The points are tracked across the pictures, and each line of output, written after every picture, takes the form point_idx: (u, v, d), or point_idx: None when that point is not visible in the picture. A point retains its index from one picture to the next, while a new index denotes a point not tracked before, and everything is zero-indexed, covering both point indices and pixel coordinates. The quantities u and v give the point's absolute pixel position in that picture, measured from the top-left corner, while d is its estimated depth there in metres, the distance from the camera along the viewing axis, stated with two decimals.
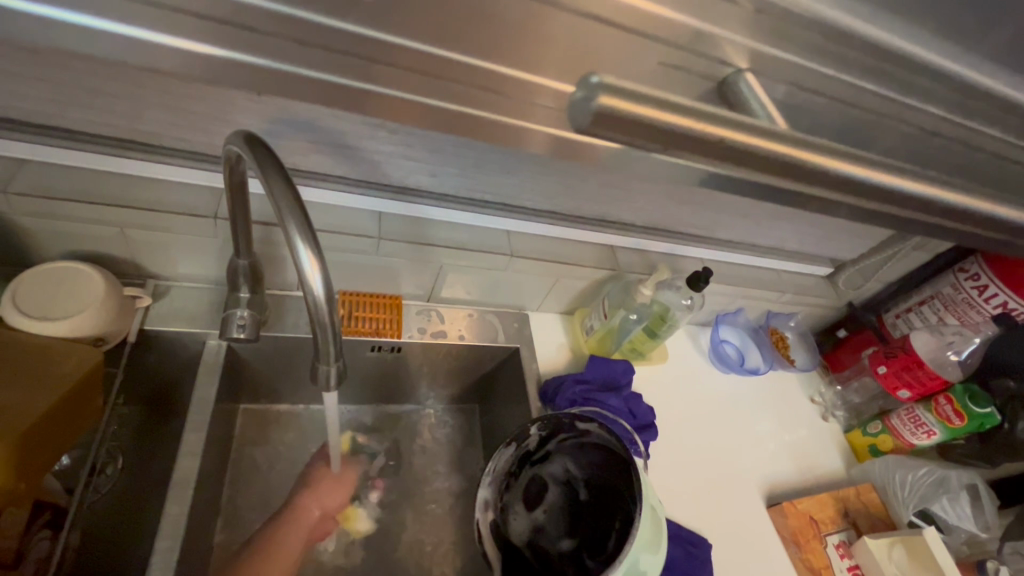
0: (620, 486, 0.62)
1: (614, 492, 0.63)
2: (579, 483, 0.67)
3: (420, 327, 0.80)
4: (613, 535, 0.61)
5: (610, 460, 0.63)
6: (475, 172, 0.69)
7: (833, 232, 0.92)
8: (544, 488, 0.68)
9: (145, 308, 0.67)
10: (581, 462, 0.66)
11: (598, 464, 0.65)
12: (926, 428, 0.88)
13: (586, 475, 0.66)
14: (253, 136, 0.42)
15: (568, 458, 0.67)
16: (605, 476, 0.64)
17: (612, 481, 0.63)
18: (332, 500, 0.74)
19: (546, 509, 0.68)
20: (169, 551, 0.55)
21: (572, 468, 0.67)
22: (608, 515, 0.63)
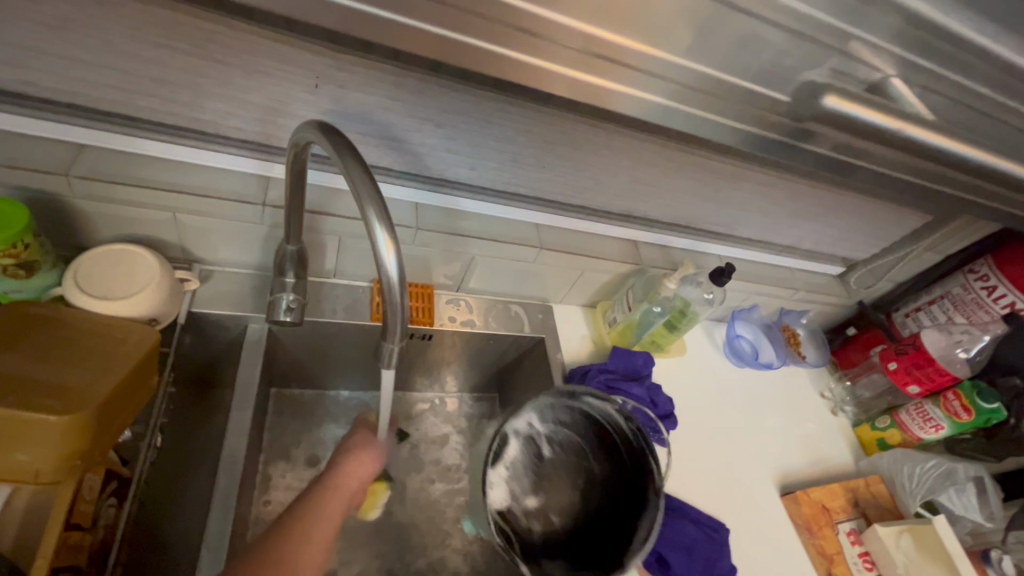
0: (588, 447, 0.71)
1: (579, 450, 0.71)
2: (540, 438, 0.71)
3: (451, 316, 0.83)
4: (581, 488, 0.70)
5: (591, 424, 0.71)
6: (512, 166, 0.71)
7: (848, 232, 0.95)
8: (505, 443, 0.70)
9: (192, 291, 0.69)
10: (547, 419, 0.71)
11: (566, 424, 0.71)
12: (934, 422, 0.91)
13: (549, 432, 0.71)
14: (331, 125, 0.45)
15: (536, 413, 0.70)
16: (574, 436, 0.71)
17: (576, 440, 0.72)
18: (367, 470, 0.69)
19: (507, 465, 0.70)
20: (222, 522, 0.57)
21: (535, 424, 0.71)
22: (570, 469, 0.71)
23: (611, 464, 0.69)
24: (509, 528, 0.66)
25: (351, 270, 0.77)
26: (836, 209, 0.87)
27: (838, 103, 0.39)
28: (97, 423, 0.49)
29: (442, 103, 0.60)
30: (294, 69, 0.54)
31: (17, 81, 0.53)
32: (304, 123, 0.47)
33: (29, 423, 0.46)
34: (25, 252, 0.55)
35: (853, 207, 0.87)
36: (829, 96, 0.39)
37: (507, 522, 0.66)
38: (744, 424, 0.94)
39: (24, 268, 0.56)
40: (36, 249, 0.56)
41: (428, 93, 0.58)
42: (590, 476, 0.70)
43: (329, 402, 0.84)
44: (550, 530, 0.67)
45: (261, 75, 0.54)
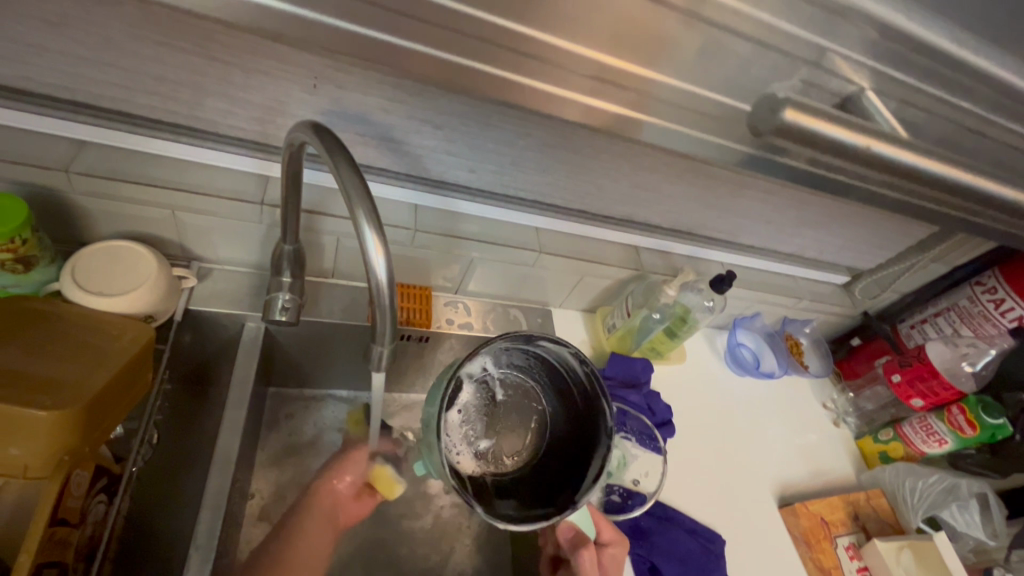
0: (541, 390, 0.67)
1: (531, 395, 0.68)
2: (492, 382, 0.68)
3: (448, 318, 0.82)
4: (534, 431, 0.66)
5: (546, 370, 0.66)
6: (512, 169, 0.71)
7: (853, 241, 0.93)
8: (459, 387, 0.65)
9: (190, 289, 0.69)
10: (501, 363, 0.67)
11: (522, 368, 0.67)
12: (938, 436, 0.90)
13: (503, 375, 0.68)
14: (323, 127, 0.45)
15: (491, 357, 0.66)
16: (527, 381, 0.68)
17: (529, 384, 0.68)
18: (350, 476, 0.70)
19: (460, 409, 0.66)
20: (211, 521, 0.57)
21: (489, 368, 0.67)
22: (523, 414, 0.67)
23: (561, 406, 0.66)
24: (462, 469, 0.61)
25: (349, 270, 0.77)
26: (841, 217, 0.86)
27: (797, 116, 0.35)
28: (87, 419, 0.49)
29: (441, 105, 0.60)
30: (292, 69, 0.54)
31: (20, 77, 0.53)
32: (300, 125, 0.47)
33: (15, 418, 0.46)
34: (23, 247, 0.55)
35: (859, 216, 0.86)
36: (788, 111, 0.35)
37: (457, 463, 0.62)
38: (743, 434, 0.93)
39: (22, 263, 0.57)
40: (34, 244, 0.56)
41: (427, 96, 0.58)
42: (544, 419, 0.67)
43: (326, 402, 0.84)
44: (504, 473, 0.64)
45: (260, 75, 0.54)
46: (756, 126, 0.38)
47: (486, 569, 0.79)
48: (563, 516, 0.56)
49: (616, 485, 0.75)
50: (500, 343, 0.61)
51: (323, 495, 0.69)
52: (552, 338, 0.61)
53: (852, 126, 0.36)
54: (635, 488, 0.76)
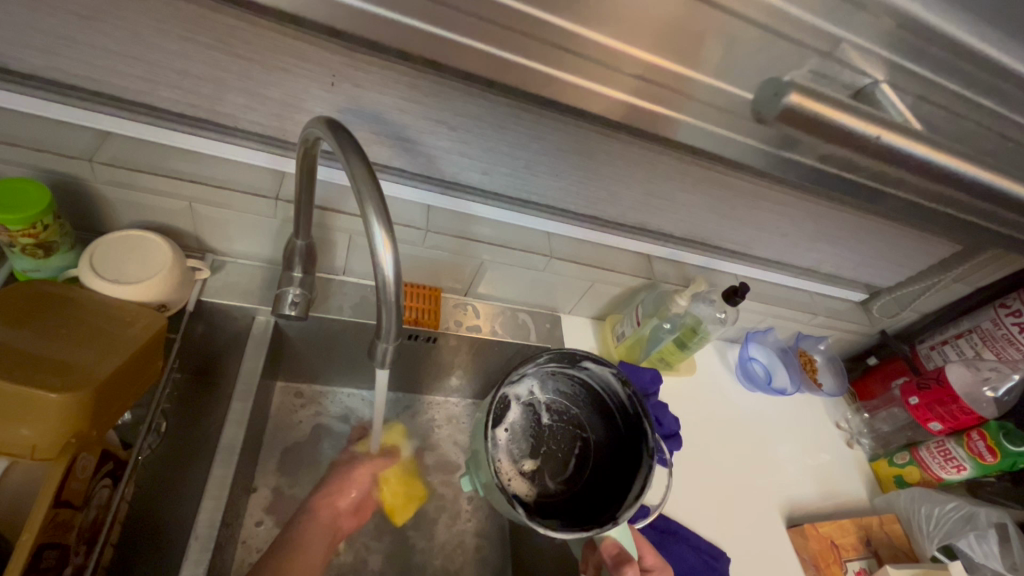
0: (584, 417, 0.71)
1: (575, 422, 0.72)
2: (539, 406, 0.72)
3: (457, 321, 0.82)
4: (575, 459, 0.69)
5: (588, 395, 0.72)
6: (525, 173, 0.71)
7: (872, 257, 0.91)
8: (508, 406, 0.71)
9: (203, 280, 0.70)
10: (548, 388, 0.72)
11: (566, 395, 0.72)
12: (956, 462, 0.87)
13: (549, 400, 0.72)
14: (337, 124, 0.45)
15: (538, 381, 0.71)
16: (571, 409, 0.72)
17: (574, 412, 0.72)
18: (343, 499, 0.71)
19: (507, 429, 0.70)
20: (214, 509, 0.58)
21: (536, 392, 0.72)
22: (568, 439, 0.71)
23: (607, 430, 0.69)
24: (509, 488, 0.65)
25: (361, 268, 0.78)
26: (860, 231, 0.84)
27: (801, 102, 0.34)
28: (94, 403, 0.50)
29: (456, 105, 0.60)
30: (312, 67, 0.55)
31: (49, 68, 0.55)
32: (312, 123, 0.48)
33: (31, 400, 0.47)
34: (44, 232, 0.56)
35: (879, 230, 0.84)
36: (792, 95, 0.34)
37: (504, 482, 0.66)
38: (753, 450, 0.91)
39: (42, 248, 0.58)
40: (55, 230, 0.58)
41: (442, 95, 0.59)
42: (588, 445, 0.70)
43: (333, 399, 0.84)
44: (547, 496, 0.67)
45: (280, 71, 0.55)
46: (761, 114, 0.37)
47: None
48: (603, 530, 0.59)
49: None
50: (547, 363, 0.70)
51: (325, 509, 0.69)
52: (595, 359, 0.68)
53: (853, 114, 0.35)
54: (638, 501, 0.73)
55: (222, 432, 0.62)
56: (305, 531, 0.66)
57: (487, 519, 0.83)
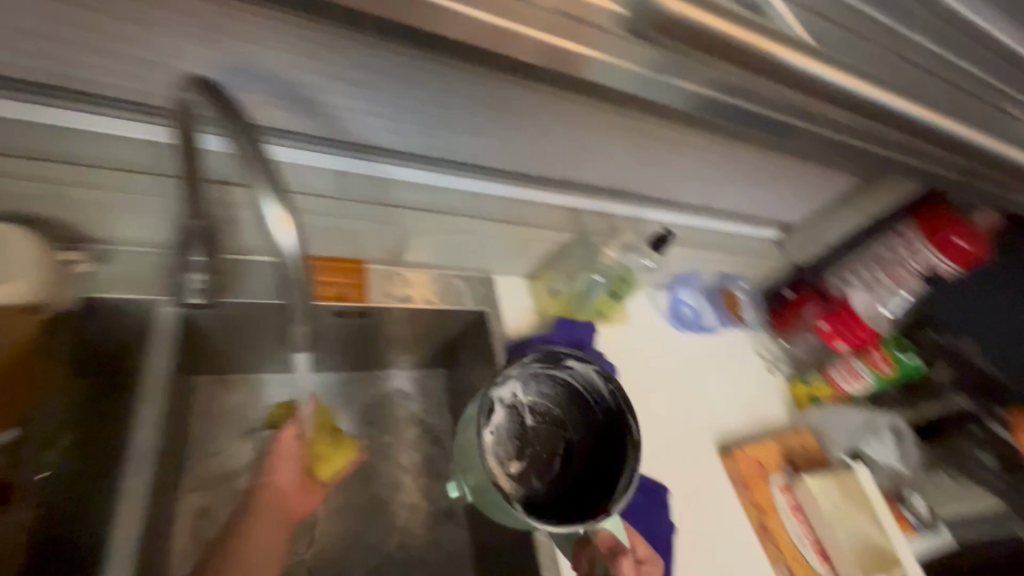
0: (567, 417, 0.70)
1: (557, 421, 0.70)
2: (522, 408, 0.70)
3: (386, 292, 0.78)
4: (558, 459, 0.68)
5: (570, 395, 0.70)
6: (443, 131, 0.66)
7: (785, 195, 0.96)
8: (491, 409, 0.67)
9: (85, 273, 0.61)
10: (530, 390, 0.69)
11: (550, 394, 0.70)
12: (859, 376, 0.99)
13: (532, 401, 0.69)
14: (214, 83, 0.39)
15: (521, 383, 0.68)
16: (553, 409, 0.70)
17: (557, 412, 0.70)
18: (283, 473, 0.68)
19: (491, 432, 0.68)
20: (136, 523, 0.53)
21: (519, 394, 0.69)
22: (551, 440, 0.70)
23: (589, 427, 0.68)
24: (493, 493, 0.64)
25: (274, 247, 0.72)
26: (773, 170, 0.87)
27: None
28: None
29: (357, 59, 0.54)
30: (181, 17, 0.47)
31: None
32: (199, 80, 0.42)
33: None
34: None
35: (790, 168, 0.88)
36: None
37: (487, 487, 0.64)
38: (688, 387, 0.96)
39: None
40: None
41: (341, 48, 0.53)
42: (570, 442, 0.69)
43: (261, 388, 0.79)
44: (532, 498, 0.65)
45: (140, 23, 0.47)
46: None
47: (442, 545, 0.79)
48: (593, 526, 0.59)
49: None
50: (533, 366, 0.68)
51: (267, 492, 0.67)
52: (578, 356, 0.67)
53: None
54: None
55: (133, 438, 0.57)
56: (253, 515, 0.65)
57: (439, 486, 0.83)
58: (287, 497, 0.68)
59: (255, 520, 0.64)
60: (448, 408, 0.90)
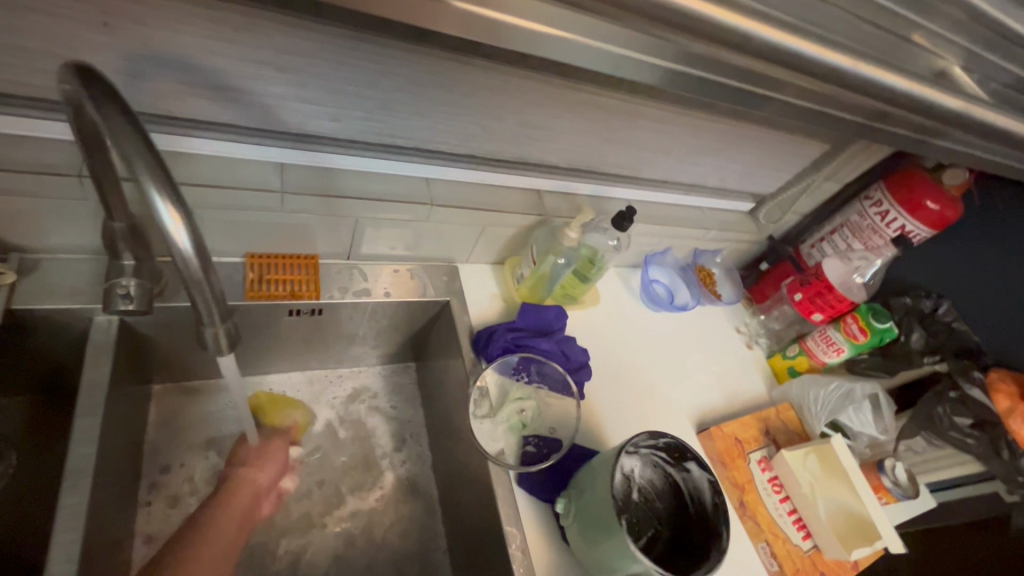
0: (664, 508, 0.67)
1: (655, 509, 0.67)
2: (631, 487, 0.66)
3: (343, 287, 0.76)
4: (643, 541, 0.65)
5: (671, 492, 0.68)
6: (383, 115, 0.63)
7: (753, 166, 0.93)
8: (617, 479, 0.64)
9: (11, 286, 0.58)
10: (646, 472, 0.68)
11: (656, 484, 0.68)
12: (836, 346, 0.95)
13: (648, 480, 0.67)
14: (88, 71, 0.36)
15: (642, 463, 0.67)
16: (654, 498, 0.67)
17: (654, 501, 0.67)
18: (264, 472, 0.69)
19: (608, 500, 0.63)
20: (73, 543, 0.51)
21: (635, 473, 0.67)
22: (643, 525, 0.66)
23: (675, 520, 0.66)
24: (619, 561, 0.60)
25: (222, 246, 0.69)
26: (738, 141, 0.85)
27: None
28: None
29: (274, 40, 0.51)
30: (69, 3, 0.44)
31: None
32: (74, 65, 0.36)
33: None
34: None
35: (755, 138, 0.85)
36: None
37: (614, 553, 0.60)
38: (664, 366, 0.95)
39: None
40: None
41: (253, 29, 0.49)
42: (655, 534, 0.66)
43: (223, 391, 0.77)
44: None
45: (25, 12, 0.44)
46: None
47: (416, 541, 0.77)
48: None
49: (528, 438, 0.73)
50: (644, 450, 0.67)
51: (241, 481, 0.66)
52: (698, 459, 0.67)
53: None
54: (550, 435, 0.74)
55: (69, 455, 0.54)
56: (224, 500, 0.64)
57: (412, 483, 0.81)
58: (259, 493, 0.67)
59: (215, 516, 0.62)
60: (419, 401, 0.88)
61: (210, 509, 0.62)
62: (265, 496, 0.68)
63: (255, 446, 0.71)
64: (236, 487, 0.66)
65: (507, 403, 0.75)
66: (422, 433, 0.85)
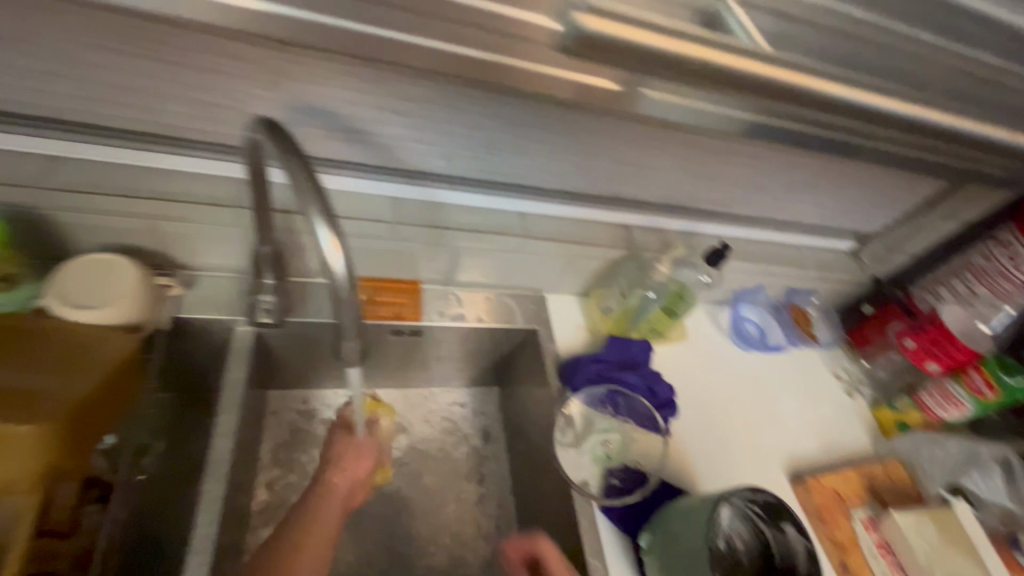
0: (746, 565, 0.61)
1: (739, 565, 0.61)
2: (718, 534, 0.60)
3: (440, 311, 0.81)
4: None
5: (756, 548, 0.62)
6: (488, 154, 0.69)
7: (854, 203, 0.90)
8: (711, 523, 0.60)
9: (177, 297, 0.69)
10: (732, 522, 0.62)
11: (741, 536, 0.62)
12: (956, 400, 0.88)
13: (734, 530, 0.62)
14: (273, 122, 0.45)
15: (732, 510, 0.62)
16: (739, 551, 0.61)
17: (738, 554, 0.61)
18: (362, 467, 0.71)
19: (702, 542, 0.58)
20: (209, 524, 0.58)
21: (722, 519, 0.61)
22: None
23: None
24: None
25: None
26: (840, 180, 0.83)
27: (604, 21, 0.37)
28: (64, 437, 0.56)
29: (403, 91, 0.58)
30: (249, 68, 0.53)
31: None
32: (263, 120, 0.45)
33: (7, 436, 0.53)
34: (3, 262, 0.56)
35: (859, 176, 0.82)
36: (587, 20, 0.37)
37: None
38: (755, 409, 0.91)
39: (5, 281, 0.57)
40: (13, 259, 0.57)
41: (388, 83, 0.56)
42: None
43: (329, 403, 0.85)
44: None
45: (217, 74, 0.53)
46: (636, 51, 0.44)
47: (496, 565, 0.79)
48: None
49: (614, 471, 0.73)
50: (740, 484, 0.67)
51: (338, 480, 0.68)
52: (797, 524, 0.63)
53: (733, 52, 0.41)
54: (637, 469, 0.74)
55: (210, 445, 0.62)
56: (326, 495, 0.66)
57: (493, 506, 0.83)
58: (354, 489, 0.70)
59: (323, 500, 0.66)
60: (502, 424, 0.91)
61: (317, 493, 0.66)
62: (359, 490, 0.70)
63: (357, 442, 0.72)
64: (335, 483, 0.68)
65: (591, 432, 0.75)
66: (504, 457, 0.87)
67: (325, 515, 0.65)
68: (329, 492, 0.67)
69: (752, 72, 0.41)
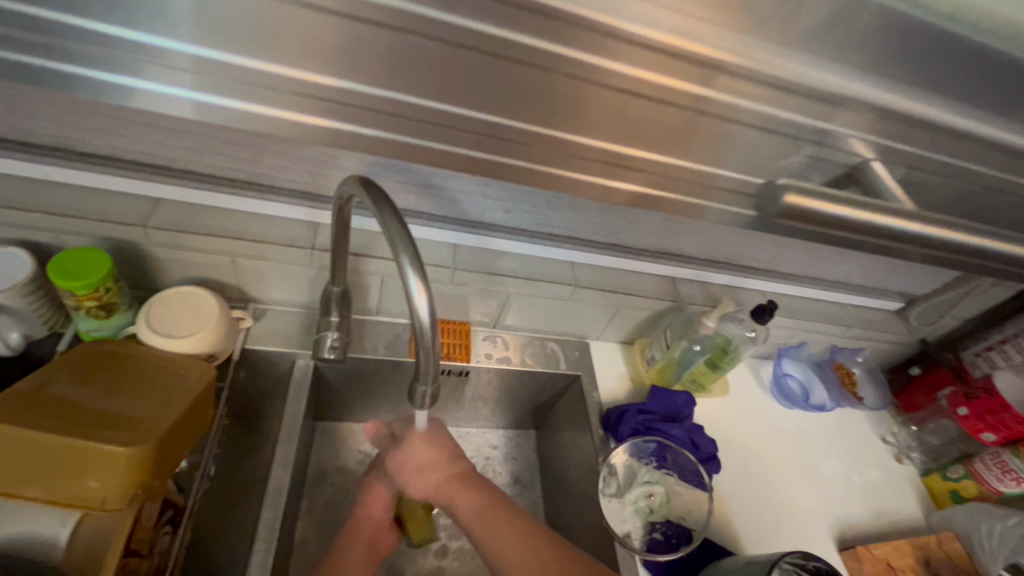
0: None
1: None
2: None
3: (488, 353, 0.84)
4: None
5: None
6: (546, 209, 0.73)
7: (904, 266, 0.90)
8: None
9: (247, 329, 0.74)
10: None
11: None
12: (1014, 475, 0.82)
13: None
14: (370, 181, 0.50)
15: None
16: None
17: None
18: (381, 509, 0.71)
19: None
20: (264, 554, 0.60)
21: None
22: None
23: None
24: None
25: (392, 308, 0.80)
26: None
27: (796, 201, 0.49)
28: (153, 460, 0.53)
29: None
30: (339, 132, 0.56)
31: (108, 147, 0.60)
32: (364, 179, 0.50)
33: (95, 455, 0.51)
34: (106, 295, 0.61)
35: None
36: (790, 197, 0.50)
37: None
38: (799, 469, 0.89)
39: (105, 309, 0.63)
40: (116, 292, 0.62)
41: None
42: None
43: None
44: None
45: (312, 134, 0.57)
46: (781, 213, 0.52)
47: None
48: None
49: (654, 525, 0.73)
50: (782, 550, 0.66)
51: (361, 523, 0.69)
52: None
53: (852, 203, 0.48)
54: (680, 524, 0.73)
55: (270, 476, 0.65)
56: (350, 538, 0.67)
57: None
58: (377, 534, 0.69)
59: (349, 543, 0.66)
60: (539, 468, 0.91)
61: (345, 537, 0.67)
62: (383, 532, 0.70)
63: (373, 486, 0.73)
64: (358, 528, 0.68)
65: (634, 484, 0.75)
66: (541, 501, 0.88)
67: (353, 558, 0.65)
68: (353, 536, 0.67)
69: (846, 214, 0.48)
